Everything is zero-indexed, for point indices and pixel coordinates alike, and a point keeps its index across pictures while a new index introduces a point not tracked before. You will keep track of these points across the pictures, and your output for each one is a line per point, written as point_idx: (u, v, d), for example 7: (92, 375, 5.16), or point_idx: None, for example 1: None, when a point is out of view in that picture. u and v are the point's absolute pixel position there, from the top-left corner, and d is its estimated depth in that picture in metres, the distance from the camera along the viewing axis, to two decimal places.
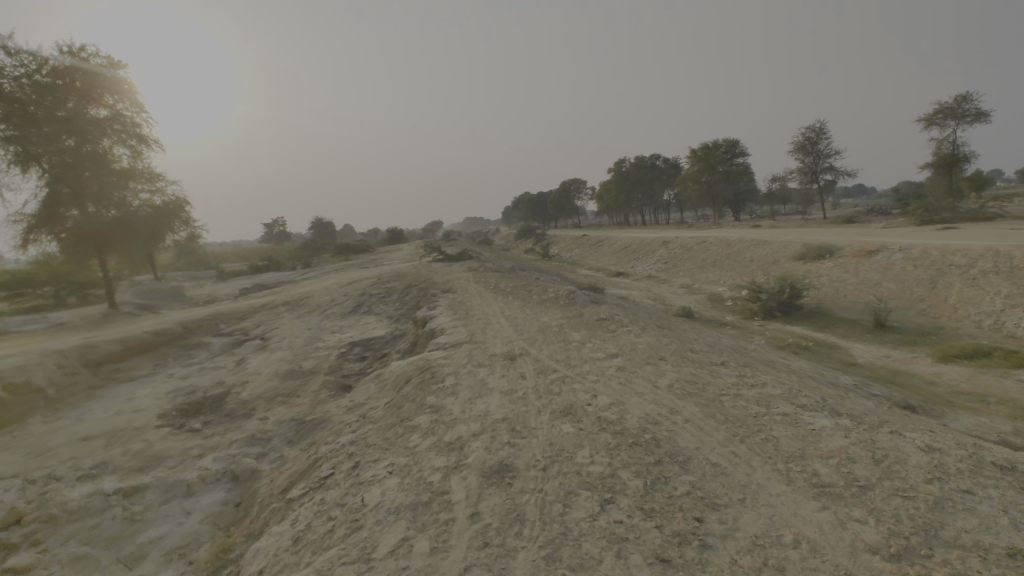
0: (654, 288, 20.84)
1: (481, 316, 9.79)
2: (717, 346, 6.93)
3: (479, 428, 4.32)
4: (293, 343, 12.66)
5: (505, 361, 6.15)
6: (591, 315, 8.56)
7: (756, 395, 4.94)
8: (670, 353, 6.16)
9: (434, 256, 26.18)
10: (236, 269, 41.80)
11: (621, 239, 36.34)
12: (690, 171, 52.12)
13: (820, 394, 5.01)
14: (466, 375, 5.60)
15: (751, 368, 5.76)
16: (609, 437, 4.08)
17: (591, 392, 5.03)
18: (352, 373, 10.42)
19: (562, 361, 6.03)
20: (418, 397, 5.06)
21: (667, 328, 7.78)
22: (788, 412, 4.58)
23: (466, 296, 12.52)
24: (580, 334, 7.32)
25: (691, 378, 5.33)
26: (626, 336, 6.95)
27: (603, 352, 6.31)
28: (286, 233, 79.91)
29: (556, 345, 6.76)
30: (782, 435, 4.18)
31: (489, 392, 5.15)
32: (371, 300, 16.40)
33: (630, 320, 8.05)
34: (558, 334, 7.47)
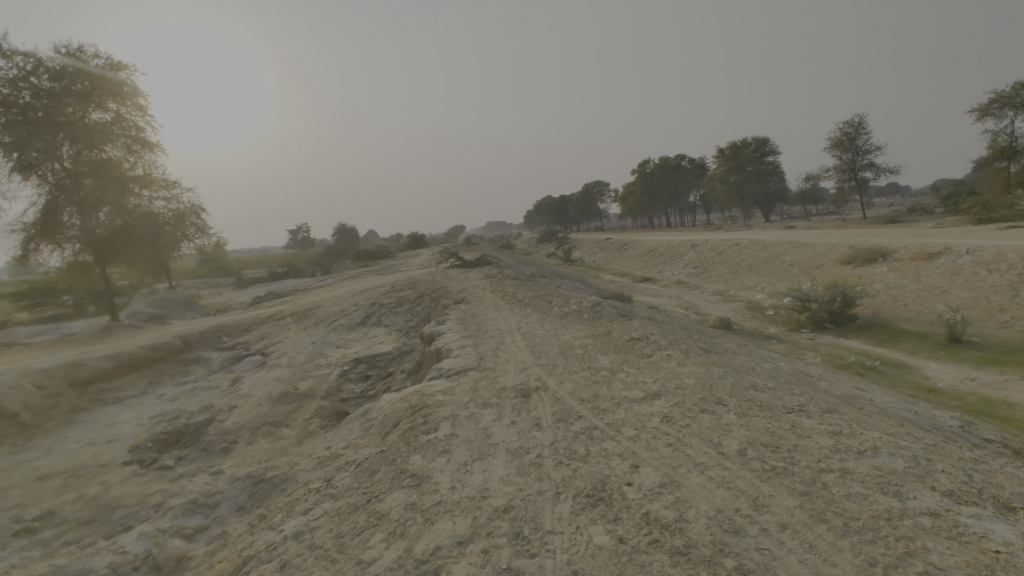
0: (685, 294, 19.45)
1: (495, 333, 8.63)
2: (781, 377, 5.61)
3: (467, 528, 3.12)
4: (294, 359, 11.71)
5: (517, 401, 4.97)
6: (620, 333, 7.33)
7: (858, 469, 3.63)
8: (726, 393, 4.88)
9: (452, 262, 25.23)
10: (257, 276, 41.65)
11: (647, 243, 34.85)
12: (718, 171, 50.19)
13: (962, 472, 3.66)
14: (465, 424, 4.44)
15: (838, 418, 4.45)
16: (669, 562, 2.77)
17: (630, 461, 3.79)
18: (351, 396, 9.38)
19: (588, 402, 4.82)
20: (398, 464, 3.91)
21: (714, 352, 6.49)
22: (936, 509, 3.21)
23: (480, 308, 11.39)
24: (608, 361, 6.08)
25: (768, 439, 4.04)
26: (666, 366, 5.69)
27: (640, 390, 5.07)
28: (308, 238, 80.18)
29: (580, 376, 5.55)
30: (952, 561, 2.76)
31: (491, 454, 3.97)
32: (381, 311, 15.44)
33: (669, 340, 6.78)
34: (583, 360, 6.27)
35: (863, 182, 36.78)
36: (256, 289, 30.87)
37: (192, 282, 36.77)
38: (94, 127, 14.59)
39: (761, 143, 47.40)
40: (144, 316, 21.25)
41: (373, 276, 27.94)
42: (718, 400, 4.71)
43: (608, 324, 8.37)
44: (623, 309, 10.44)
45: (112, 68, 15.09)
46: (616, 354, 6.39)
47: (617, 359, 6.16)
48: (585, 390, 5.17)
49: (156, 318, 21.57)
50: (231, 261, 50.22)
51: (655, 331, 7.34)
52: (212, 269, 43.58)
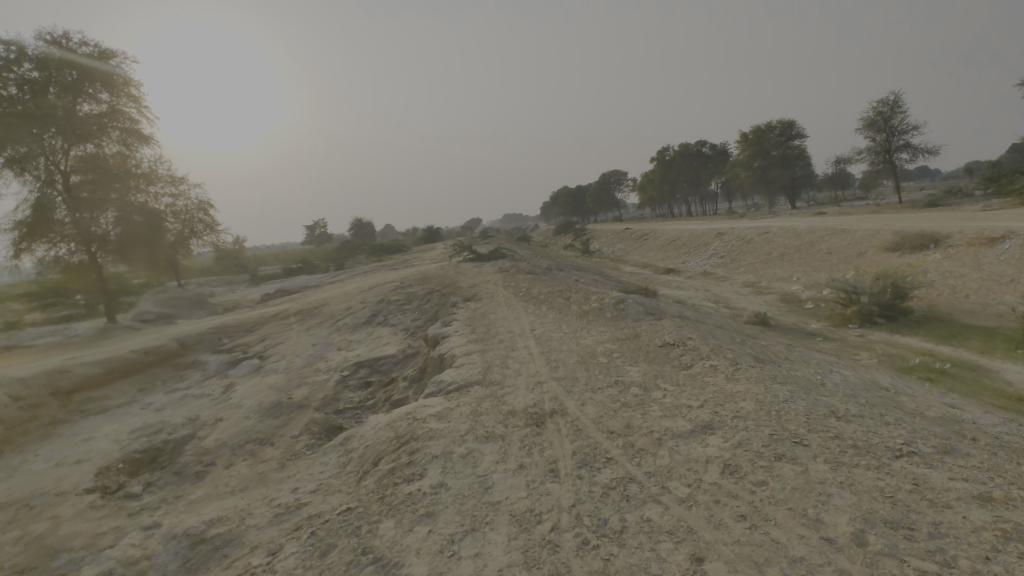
0: (712, 287, 18.24)
1: (506, 336, 7.63)
2: (859, 396, 4.52)
3: None
4: (292, 363, 10.89)
5: (527, 436, 4.00)
6: (651, 337, 6.29)
7: (1021, 564, 2.53)
8: (800, 427, 3.82)
9: (465, 255, 24.32)
10: (272, 272, 41.31)
11: (668, 232, 33.47)
12: (741, 157, 48.23)
13: None
14: (460, 473, 3.46)
15: (959, 470, 3.35)
16: None
17: (686, 544, 2.75)
18: (349, 406, 8.48)
19: (619, 439, 3.82)
20: (364, 541, 2.94)
21: (767, 362, 5.40)
22: None
23: (491, 306, 10.39)
24: (639, 375, 5.07)
25: (879, 509, 2.95)
26: (713, 385, 4.64)
27: (684, 422, 4.05)
28: (325, 234, 80.05)
29: (606, 398, 4.54)
30: None
31: (489, 527, 2.98)
32: (389, 308, 14.59)
33: (711, 346, 5.72)
34: (608, 374, 5.27)
35: (899, 164, 34.67)
36: (268, 286, 30.39)
37: (207, 280, 36.55)
38: (86, 119, 13.97)
39: (787, 126, 45.31)
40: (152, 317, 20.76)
41: (385, 272, 27.14)
42: (789, 439, 3.66)
43: (635, 325, 7.31)
44: (649, 306, 9.34)
45: (104, 59, 14.50)
46: (649, 366, 5.36)
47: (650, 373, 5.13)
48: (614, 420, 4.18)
49: (164, 317, 21.07)
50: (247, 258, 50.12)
51: (694, 334, 6.28)
52: (228, 266, 43.41)
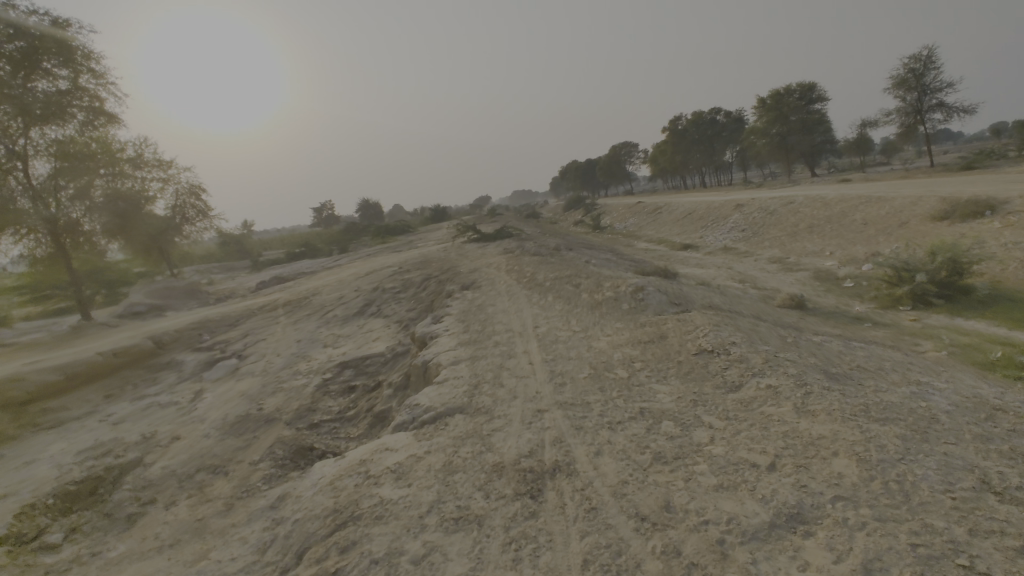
0: (734, 264, 16.79)
1: (503, 336, 6.37)
2: (997, 449, 3.22)
3: None
4: (270, 364, 9.75)
5: (522, 531, 2.83)
6: (682, 341, 5.04)
7: None
8: (963, 526, 2.59)
9: (469, 236, 22.99)
10: (274, 257, 40.31)
11: (683, 205, 31.74)
12: (758, 123, 45.85)
13: None
14: None
15: None
16: None
17: None
18: (325, 418, 7.31)
19: (659, 544, 2.65)
20: None
21: (843, 380, 4.08)
22: None
23: (490, 296, 9.13)
24: (672, 406, 3.89)
25: None
26: (782, 436, 3.38)
27: (754, 511, 2.81)
28: (332, 216, 78.75)
29: (632, 452, 3.40)
30: None
31: None
32: (383, 297, 13.41)
33: (767, 358, 4.40)
34: (633, 404, 4.01)
35: (931, 125, 32.37)
36: (267, 272, 29.32)
37: (207, 268, 35.68)
38: (48, 99, 12.81)
39: (807, 88, 42.78)
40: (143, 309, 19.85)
41: (386, 255, 25.91)
42: (951, 558, 2.40)
43: (660, 322, 6.00)
44: (672, 292, 8.02)
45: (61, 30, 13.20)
46: (687, 393, 4.09)
47: (689, 407, 3.86)
48: (646, 500, 2.97)
49: (156, 309, 20.14)
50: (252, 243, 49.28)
51: (739, 335, 4.97)
52: (230, 252, 42.53)
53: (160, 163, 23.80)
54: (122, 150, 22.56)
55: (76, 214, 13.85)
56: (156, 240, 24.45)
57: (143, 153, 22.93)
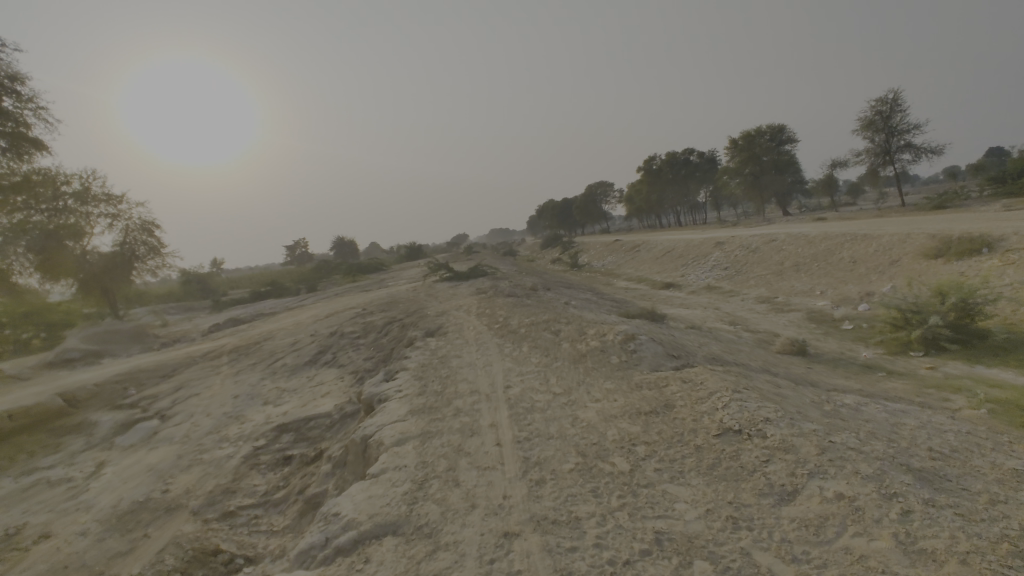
0: (720, 304, 15.96)
1: (466, 401, 5.10)
2: None
3: None
4: (193, 428, 8.19)
5: None
6: (697, 417, 3.86)
7: None
8: None
9: (442, 274, 21.85)
10: (239, 296, 38.34)
11: (662, 243, 31.32)
12: (731, 164, 46.54)
13: None
14: None
15: None
16: None
17: None
18: (244, 504, 5.80)
19: None
20: None
21: (936, 488, 2.93)
22: None
23: (456, 346, 7.85)
24: (706, 535, 2.67)
25: None
26: None
27: None
28: (306, 254, 76.82)
29: None
30: None
31: None
32: (340, 343, 12.03)
33: (819, 450, 3.24)
34: (645, 528, 2.77)
35: (900, 165, 32.97)
36: (227, 313, 27.50)
37: (164, 308, 33.61)
38: None
39: (777, 130, 43.74)
40: (77, 356, 17.93)
41: (354, 295, 24.45)
42: None
43: (661, 385, 4.81)
44: (668, 340, 6.90)
45: None
46: (720, 509, 2.88)
47: (730, 538, 2.65)
48: None
49: (92, 356, 18.23)
50: (217, 281, 47.24)
51: (769, 407, 3.84)
52: (190, 291, 40.43)
53: (110, 197, 22.26)
54: (68, 184, 21.07)
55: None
56: (97, 278, 22.73)
57: (91, 187, 21.41)
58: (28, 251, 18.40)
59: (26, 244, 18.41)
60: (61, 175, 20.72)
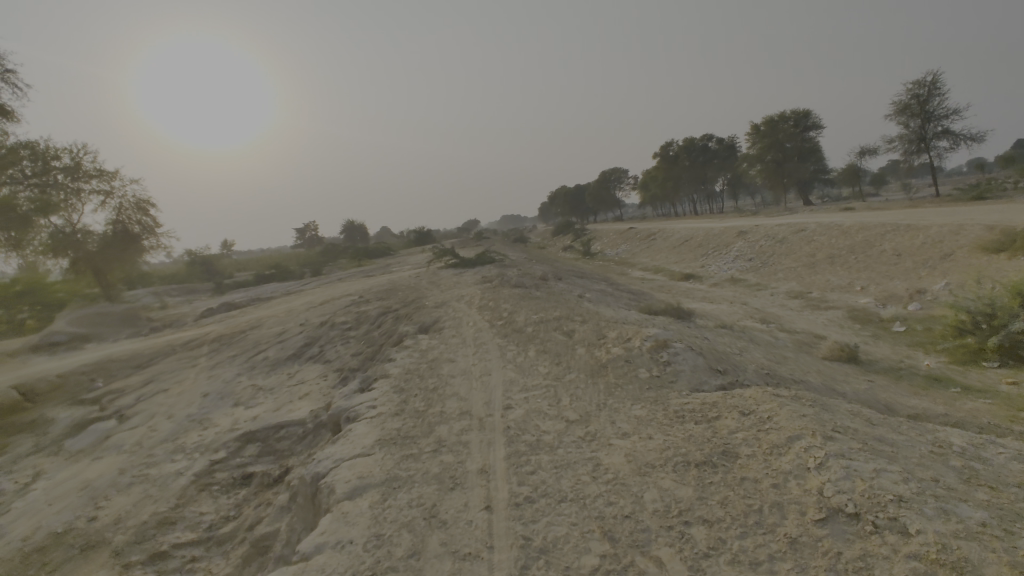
0: (747, 299, 14.67)
1: (453, 429, 3.93)
2: None
3: None
4: (149, 434, 7.14)
5: None
6: (783, 488, 2.70)
7: None
8: None
9: (447, 260, 20.70)
10: (243, 279, 37.62)
11: (679, 232, 29.87)
12: (751, 150, 44.60)
13: None
14: None
15: None
16: None
17: None
18: (181, 541, 4.71)
19: None
20: None
21: None
22: None
23: (451, 346, 6.68)
24: None
25: None
26: None
27: None
28: (317, 237, 76.20)
29: None
30: None
31: None
32: (330, 335, 10.94)
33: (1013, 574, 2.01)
34: None
35: (936, 153, 31.03)
36: (227, 296, 26.65)
37: (167, 289, 32.99)
38: None
39: (802, 115, 41.64)
40: (64, 340, 17.12)
41: (355, 280, 23.37)
42: None
43: (711, 418, 3.62)
44: (707, 348, 5.66)
45: None
46: None
47: None
48: None
49: (80, 340, 17.44)
50: (223, 263, 46.66)
51: (890, 476, 2.66)
52: (195, 272, 39.81)
53: (102, 173, 21.29)
54: (58, 159, 20.06)
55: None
56: (91, 258, 21.91)
57: (83, 162, 20.43)
58: (14, 230, 17.51)
59: (13, 222, 17.52)
60: (50, 148, 19.72)
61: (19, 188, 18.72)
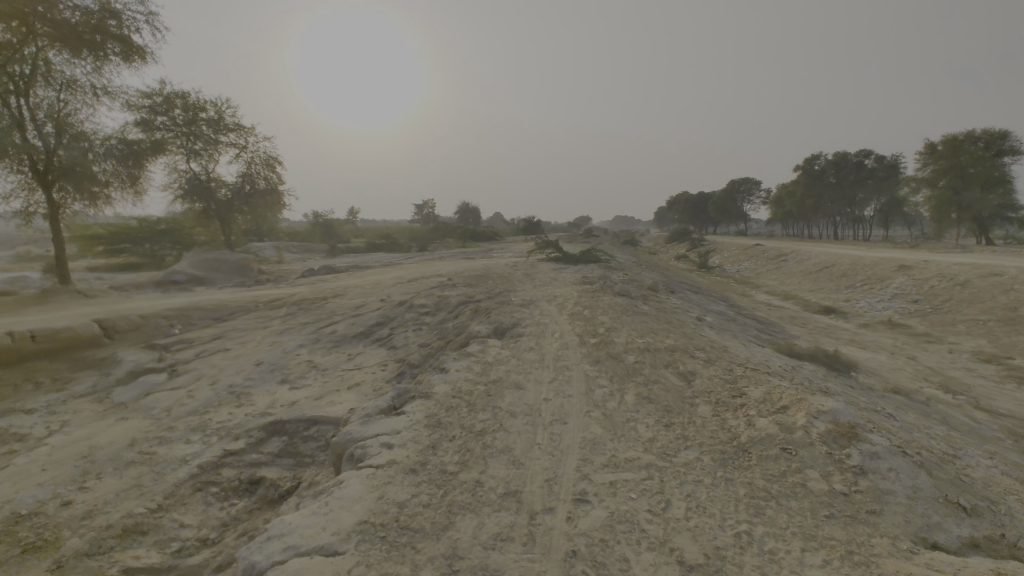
0: (913, 352, 11.46)
1: (483, 534, 2.38)
2: None
3: None
4: (184, 400, 6.43)
5: None
6: None
7: None
8: None
9: (548, 253, 19.17)
10: (356, 244, 39.09)
11: (819, 256, 25.63)
12: (922, 173, 36.81)
13: None
14: None
15: None
16: None
17: None
18: (138, 563, 3.67)
19: None
20: None
21: None
22: None
23: (523, 364, 5.13)
24: None
25: None
26: None
27: None
28: (432, 215, 78.70)
29: None
30: None
31: None
32: (403, 317, 9.92)
33: None
34: None
35: None
36: (335, 259, 27.48)
37: (288, 245, 35.06)
38: (67, 21, 10.41)
39: (997, 136, 33.22)
40: (183, 280, 18.14)
41: (452, 260, 22.64)
42: None
43: None
44: (916, 445, 3.56)
45: None
46: None
47: None
48: None
49: (196, 282, 18.41)
50: (344, 228, 49.28)
51: None
52: (316, 232, 42.22)
53: (240, 128, 22.30)
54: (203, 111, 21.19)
55: (92, 167, 11.24)
56: (220, 207, 23.29)
57: (224, 116, 21.48)
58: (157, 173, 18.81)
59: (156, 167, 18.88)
60: (198, 100, 20.89)
61: (168, 135, 20.10)
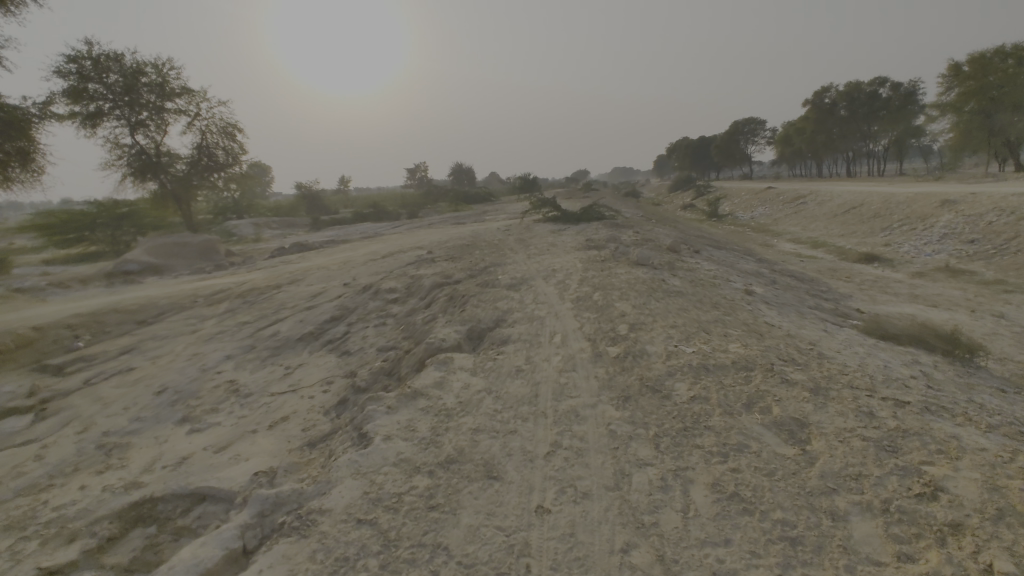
0: (995, 307, 9.30)
1: None
2: None
3: None
4: (25, 467, 4.45)
5: None
6: None
7: None
8: None
9: (545, 213, 16.89)
10: (343, 215, 36.66)
11: (844, 196, 23.07)
12: (945, 99, 33.38)
13: None
14: None
15: None
16: None
17: None
18: None
19: None
20: None
21: None
22: None
23: (499, 417, 3.09)
24: None
25: None
26: None
27: None
28: (426, 179, 75.72)
29: None
30: None
31: None
32: (365, 307, 7.87)
33: None
34: None
35: None
36: (317, 233, 25.25)
37: (269, 220, 32.75)
38: None
39: None
40: (136, 270, 16.08)
41: (440, 228, 20.32)
42: None
43: None
44: None
45: None
46: None
47: None
48: None
49: (151, 272, 16.33)
50: (333, 200, 46.74)
51: None
52: (300, 206, 39.78)
53: (191, 93, 19.65)
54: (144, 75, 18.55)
55: None
56: (178, 184, 20.95)
57: (168, 79, 18.79)
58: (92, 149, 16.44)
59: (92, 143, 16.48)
60: (135, 62, 18.20)
61: (104, 106, 17.66)
